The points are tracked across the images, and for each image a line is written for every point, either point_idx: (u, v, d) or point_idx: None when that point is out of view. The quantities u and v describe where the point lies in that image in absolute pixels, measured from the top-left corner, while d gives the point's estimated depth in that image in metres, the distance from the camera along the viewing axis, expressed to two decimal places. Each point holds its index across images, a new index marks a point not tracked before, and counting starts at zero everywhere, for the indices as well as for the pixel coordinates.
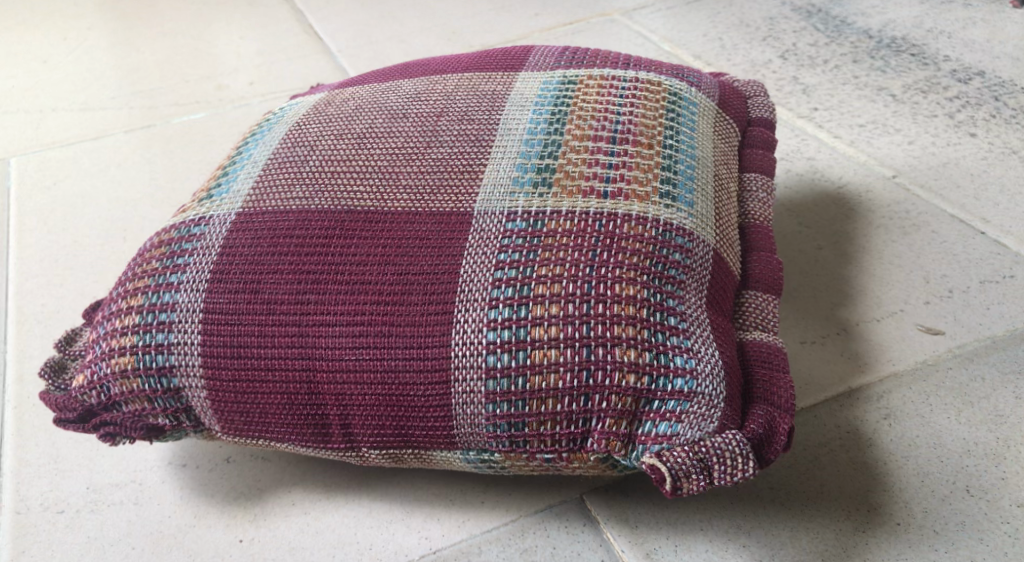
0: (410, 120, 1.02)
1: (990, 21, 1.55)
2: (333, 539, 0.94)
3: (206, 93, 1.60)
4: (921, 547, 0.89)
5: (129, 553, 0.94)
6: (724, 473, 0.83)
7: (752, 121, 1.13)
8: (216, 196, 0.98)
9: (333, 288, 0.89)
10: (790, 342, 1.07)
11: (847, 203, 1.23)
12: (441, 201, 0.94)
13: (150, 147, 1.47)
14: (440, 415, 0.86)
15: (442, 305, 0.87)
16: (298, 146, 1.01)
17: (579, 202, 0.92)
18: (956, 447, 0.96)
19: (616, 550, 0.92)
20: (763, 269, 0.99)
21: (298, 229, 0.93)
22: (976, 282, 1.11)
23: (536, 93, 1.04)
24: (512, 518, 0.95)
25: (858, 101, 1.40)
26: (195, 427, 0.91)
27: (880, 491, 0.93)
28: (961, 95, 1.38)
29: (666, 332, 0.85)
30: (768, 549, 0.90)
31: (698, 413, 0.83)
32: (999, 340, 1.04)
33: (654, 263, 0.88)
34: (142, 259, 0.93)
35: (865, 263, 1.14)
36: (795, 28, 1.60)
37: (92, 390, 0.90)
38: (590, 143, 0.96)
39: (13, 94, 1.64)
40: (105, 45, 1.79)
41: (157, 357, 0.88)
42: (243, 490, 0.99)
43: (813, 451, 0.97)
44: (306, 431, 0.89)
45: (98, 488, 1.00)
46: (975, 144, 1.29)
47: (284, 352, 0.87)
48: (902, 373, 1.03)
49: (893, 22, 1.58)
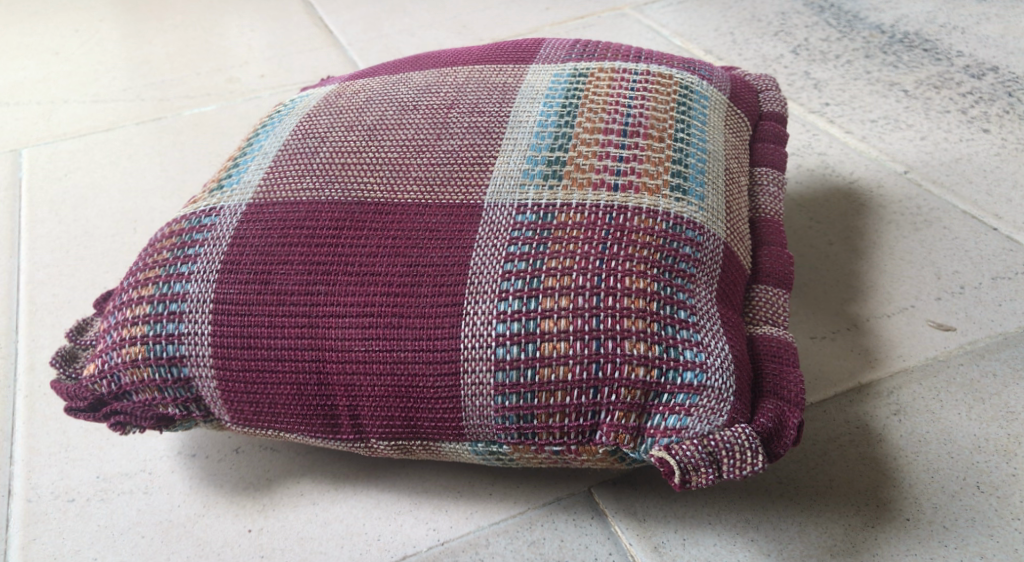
0: (421, 112, 1.02)
1: (1004, 17, 1.54)
2: (341, 530, 0.95)
3: (217, 86, 1.61)
4: (930, 543, 0.89)
5: (138, 542, 0.95)
6: (734, 466, 0.83)
7: (763, 117, 1.13)
8: (226, 187, 0.97)
9: (344, 280, 0.89)
10: (800, 337, 1.07)
11: (858, 199, 1.22)
12: (452, 193, 0.94)
13: (161, 139, 1.47)
14: (449, 408, 0.86)
15: (451, 296, 0.87)
16: (309, 137, 1.01)
17: (589, 195, 0.92)
18: (967, 443, 0.95)
19: (623, 543, 0.92)
20: (774, 264, 0.98)
21: (309, 220, 0.93)
22: (988, 278, 1.10)
23: (547, 85, 1.04)
24: (521, 511, 0.95)
25: (870, 96, 1.39)
26: (205, 417, 0.91)
27: (889, 487, 0.93)
28: (974, 91, 1.38)
29: (676, 326, 0.85)
30: (777, 543, 0.90)
31: (708, 406, 0.83)
32: (1011, 336, 1.04)
33: (665, 257, 0.88)
34: (153, 250, 0.93)
35: (876, 258, 1.14)
36: (807, 23, 1.59)
37: (103, 379, 0.90)
38: (600, 136, 0.96)
39: (24, 85, 1.65)
40: (117, 36, 1.79)
41: (167, 347, 0.88)
42: (252, 481, 0.99)
43: (822, 446, 0.96)
44: (316, 422, 0.89)
45: (107, 477, 1.00)
46: (989, 140, 1.29)
47: (295, 343, 0.87)
48: (913, 368, 1.02)
49: (906, 17, 1.57)
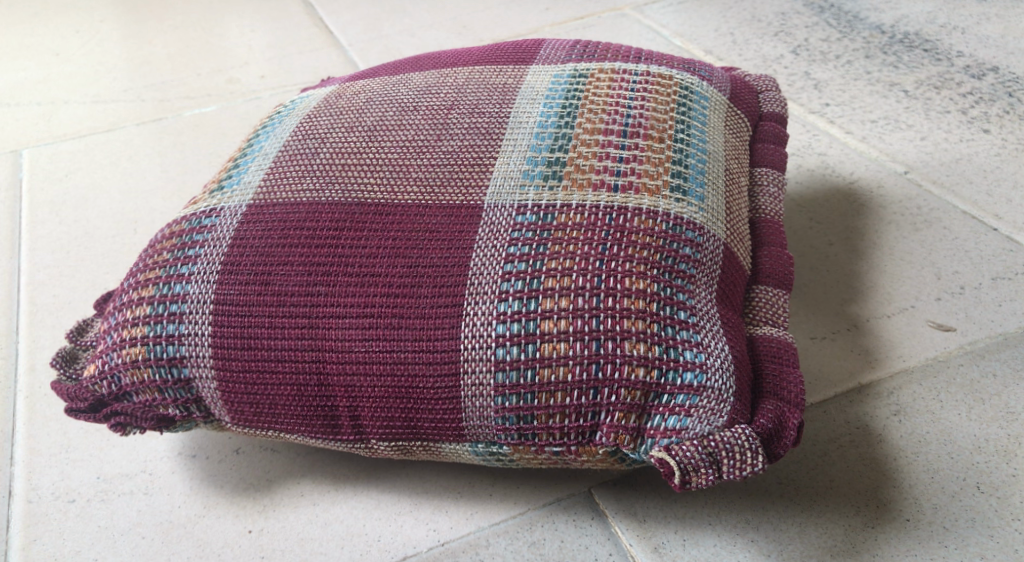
0: (421, 113, 1.02)
1: (1004, 17, 1.54)
2: (342, 530, 0.95)
3: (218, 86, 1.61)
4: (931, 544, 0.89)
5: (139, 543, 0.95)
6: (734, 467, 0.83)
7: (763, 117, 1.13)
8: (227, 188, 0.98)
9: (344, 280, 0.89)
10: (800, 337, 1.07)
11: (858, 199, 1.22)
12: (452, 194, 0.94)
13: (162, 139, 1.47)
14: (450, 408, 0.86)
15: (452, 297, 0.87)
16: (309, 138, 1.01)
17: (589, 195, 0.92)
18: (967, 444, 0.95)
19: (623, 544, 0.92)
20: (774, 264, 0.98)
21: (309, 221, 0.93)
22: (988, 278, 1.10)
23: (547, 86, 1.04)
24: (521, 511, 0.95)
25: (870, 97, 1.39)
26: (205, 418, 0.92)
27: (890, 488, 0.93)
28: (974, 91, 1.38)
29: (676, 326, 0.85)
30: (777, 544, 0.90)
31: (708, 407, 0.83)
32: (1011, 337, 1.04)
33: (665, 257, 0.88)
34: (153, 251, 0.93)
35: (876, 259, 1.14)
36: (807, 23, 1.59)
37: (103, 380, 0.90)
38: (601, 136, 0.96)
39: (25, 85, 1.65)
40: (117, 37, 1.79)
41: (167, 348, 0.89)
42: (252, 482, 0.99)
43: (822, 447, 0.96)
44: (317, 423, 0.89)
45: (108, 477, 1.00)
46: (989, 141, 1.29)
47: (295, 343, 0.87)
48: (913, 368, 1.02)
49: (906, 18, 1.57)
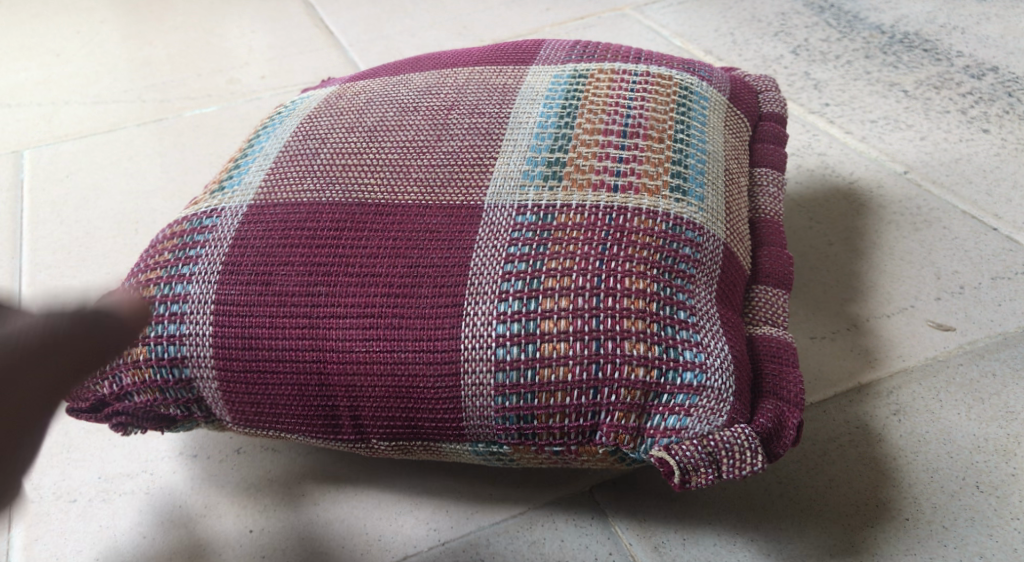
0: (421, 113, 1.02)
1: (1003, 17, 1.54)
2: (343, 530, 0.95)
3: (218, 87, 1.61)
4: (930, 543, 0.89)
5: (140, 542, 0.95)
6: (733, 466, 0.83)
7: (763, 117, 1.13)
8: (227, 188, 0.98)
9: (344, 280, 0.89)
10: (800, 337, 1.07)
11: (858, 199, 1.22)
12: (452, 194, 0.94)
13: (162, 140, 1.47)
14: (450, 408, 0.87)
15: (452, 297, 0.87)
16: (309, 138, 1.01)
17: (589, 195, 0.92)
18: (966, 443, 0.95)
19: (623, 543, 0.92)
20: (774, 264, 0.99)
21: (309, 221, 0.93)
22: (988, 278, 1.10)
23: (547, 86, 1.04)
24: (522, 511, 0.95)
25: (870, 97, 1.40)
26: (207, 418, 0.92)
27: (889, 487, 0.93)
28: (974, 91, 1.38)
29: (676, 326, 0.85)
30: (776, 543, 0.90)
31: (707, 406, 0.83)
32: (1010, 336, 1.04)
33: (665, 257, 0.88)
34: (154, 251, 0.94)
35: (876, 258, 1.14)
36: (807, 23, 1.59)
37: (103, 380, 0.90)
38: (600, 137, 0.97)
39: (26, 86, 1.66)
40: (118, 38, 1.79)
41: (168, 348, 0.89)
42: (253, 481, 0.99)
43: (822, 446, 0.97)
44: (317, 423, 0.90)
45: (109, 477, 1.00)
46: (988, 141, 1.29)
47: (296, 343, 0.88)
48: (913, 368, 1.02)
49: (906, 18, 1.57)
